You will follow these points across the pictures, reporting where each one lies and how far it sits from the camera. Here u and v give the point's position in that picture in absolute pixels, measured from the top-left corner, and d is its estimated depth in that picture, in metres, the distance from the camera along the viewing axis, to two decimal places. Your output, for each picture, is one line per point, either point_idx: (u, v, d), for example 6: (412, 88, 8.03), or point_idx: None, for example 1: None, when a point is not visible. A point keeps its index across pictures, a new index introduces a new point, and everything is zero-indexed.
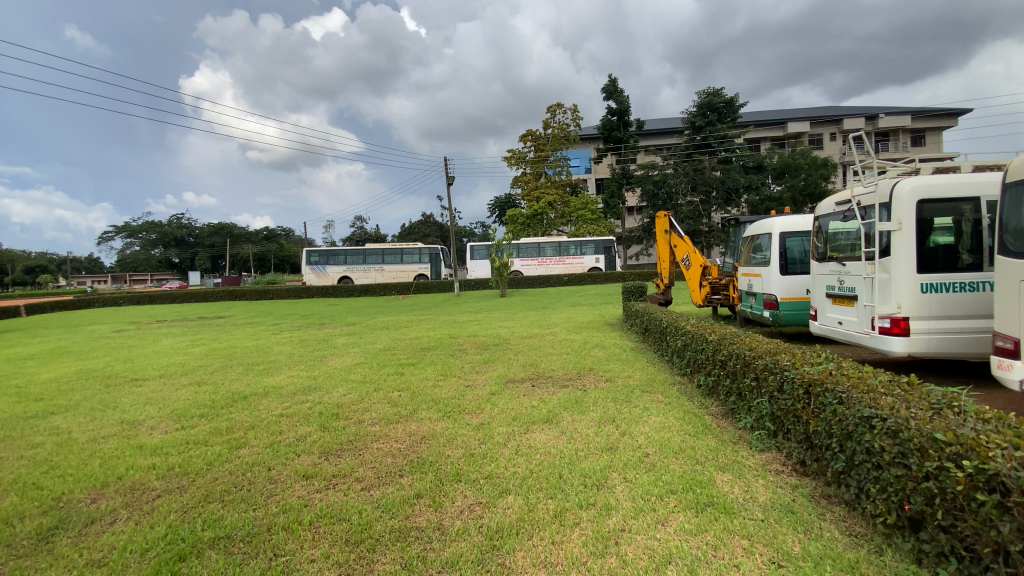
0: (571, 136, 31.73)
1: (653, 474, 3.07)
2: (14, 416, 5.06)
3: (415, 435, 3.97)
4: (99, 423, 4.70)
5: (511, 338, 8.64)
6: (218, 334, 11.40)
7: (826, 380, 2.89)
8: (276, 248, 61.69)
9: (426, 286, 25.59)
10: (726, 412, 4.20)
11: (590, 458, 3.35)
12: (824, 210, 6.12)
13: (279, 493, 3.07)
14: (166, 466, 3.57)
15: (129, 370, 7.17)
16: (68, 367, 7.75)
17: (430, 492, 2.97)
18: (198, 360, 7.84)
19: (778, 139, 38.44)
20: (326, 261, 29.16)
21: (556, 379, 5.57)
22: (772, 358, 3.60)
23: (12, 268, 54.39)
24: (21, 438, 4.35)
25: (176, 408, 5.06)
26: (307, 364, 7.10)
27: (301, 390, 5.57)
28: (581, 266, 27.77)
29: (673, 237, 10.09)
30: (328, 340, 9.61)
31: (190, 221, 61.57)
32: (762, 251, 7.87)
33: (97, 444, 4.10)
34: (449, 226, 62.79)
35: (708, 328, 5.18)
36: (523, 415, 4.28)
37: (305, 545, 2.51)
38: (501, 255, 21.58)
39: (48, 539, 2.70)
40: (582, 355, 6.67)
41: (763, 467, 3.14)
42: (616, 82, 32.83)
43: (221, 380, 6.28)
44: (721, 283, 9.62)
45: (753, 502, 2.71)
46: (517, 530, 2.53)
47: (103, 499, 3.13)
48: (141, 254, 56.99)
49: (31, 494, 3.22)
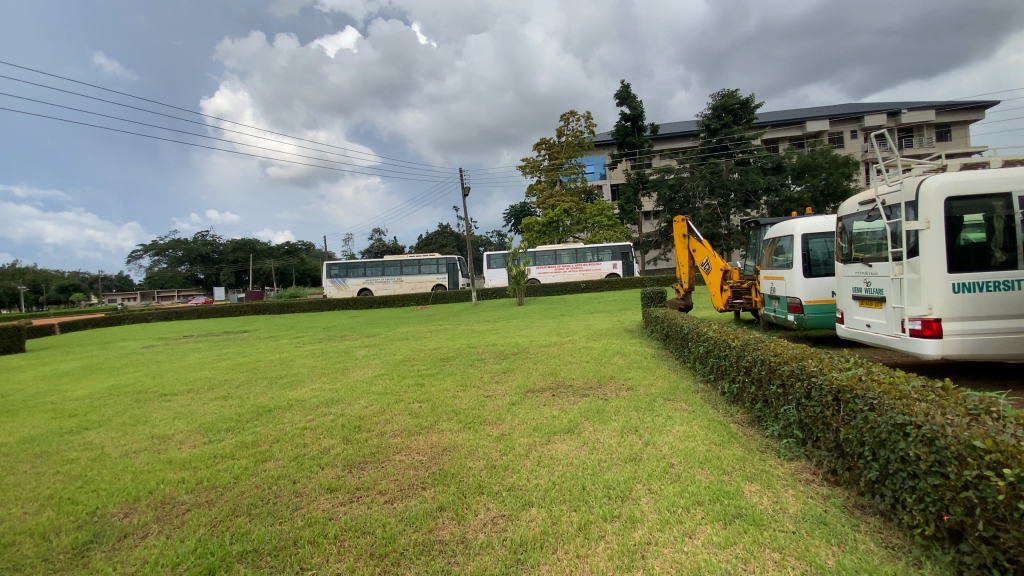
0: (585, 143, 31.88)
1: (679, 485, 3.01)
2: (52, 432, 5.23)
3: (437, 446, 3.98)
4: (131, 438, 4.83)
5: (530, 346, 8.62)
6: (242, 348, 11.63)
7: (856, 386, 2.81)
8: (297, 262, 63.50)
9: (444, 296, 25.80)
10: (752, 420, 4.13)
11: (613, 469, 3.30)
12: (848, 210, 5.97)
13: (305, 507, 3.10)
14: (195, 481, 3.64)
15: (158, 386, 7.32)
16: (100, 384, 7.97)
17: (452, 505, 2.97)
18: (224, 373, 8.03)
19: (796, 139, 37.89)
20: (345, 273, 29.69)
21: (576, 388, 5.52)
22: (798, 364, 3.51)
23: (47, 287, 56.84)
24: (57, 454, 4.50)
25: (204, 422, 5.16)
26: (329, 376, 7.20)
27: (324, 403, 5.64)
28: (598, 273, 27.58)
29: (691, 241, 9.93)
30: (350, 352, 9.71)
31: (215, 238, 63.46)
32: (785, 253, 7.73)
33: (129, 459, 4.22)
34: (466, 236, 63.92)
35: (732, 334, 5.09)
36: (544, 426, 4.24)
37: (331, 559, 2.53)
38: (518, 263, 21.66)
39: (83, 552, 2.78)
40: (603, 364, 6.60)
41: (793, 476, 3.06)
42: (629, 88, 32.96)
43: (248, 393, 6.39)
44: (743, 287, 9.49)
45: (784, 512, 2.64)
46: (541, 543, 2.51)
47: (135, 513, 3.20)
48: (169, 271, 58.98)
49: (66, 508, 3.31)
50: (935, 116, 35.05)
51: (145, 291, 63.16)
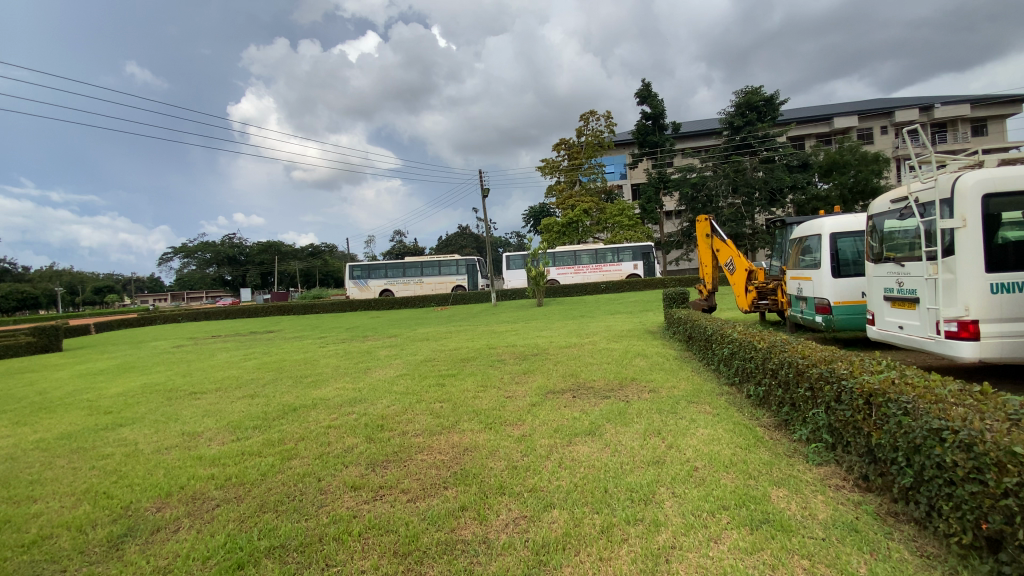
0: (605, 143, 31.69)
1: (704, 489, 2.96)
2: (88, 428, 5.43)
3: (459, 446, 4.00)
4: (163, 435, 4.99)
5: (550, 347, 8.60)
6: (268, 348, 11.87)
7: (888, 390, 2.72)
8: (321, 264, 64.73)
9: (463, 297, 25.93)
10: (778, 423, 4.04)
11: (636, 471, 3.27)
12: (879, 208, 5.80)
13: (330, 504, 3.15)
14: (224, 477, 3.74)
15: (188, 385, 7.54)
16: (133, 382, 8.25)
17: (474, 505, 2.98)
18: (251, 372, 8.22)
19: (823, 136, 36.96)
20: (367, 274, 30.08)
21: (597, 389, 5.49)
22: (827, 366, 3.42)
23: (83, 289, 58.97)
24: (93, 449, 4.68)
25: (232, 420, 5.29)
26: (352, 376, 7.32)
27: (348, 402, 5.73)
28: (618, 273, 27.34)
29: (715, 241, 9.77)
30: (372, 352, 9.85)
31: (242, 240, 65.04)
32: (812, 253, 7.54)
33: (161, 455, 4.36)
34: (486, 238, 64.21)
35: (757, 336, 4.99)
36: (565, 427, 4.23)
37: (355, 556, 2.56)
38: (538, 264, 21.63)
39: (118, 545, 2.88)
40: (625, 365, 6.53)
41: (822, 482, 2.99)
42: (650, 86, 32.64)
43: (273, 392, 6.53)
44: (768, 288, 9.29)
45: (813, 519, 2.57)
46: (564, 545, 2.50)
47: (167, 507, 3.31)
48: (198, 273, 60.63)
49: (102, 502, 3.44)
50: (970, 110, 33.79)
51: (176, 293, 65.10)
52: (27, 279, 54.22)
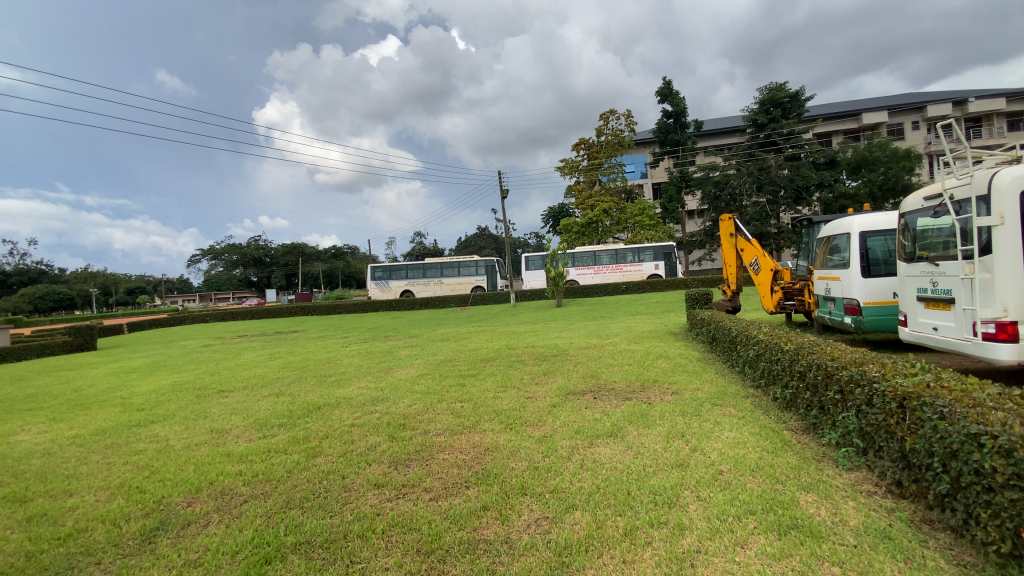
0: (625, 142, 31.44)
1: (729, 493, 2.91)
2: (122, 424, 5.62)
3: (479, 446, 4.01)
4: (193, 431, 5.14)
5: (570, 348, 8.56)
6: (293, 348, 12.10)
7: (923, 393, 2.63)
8: (343, 265, 65.82)
9: (483, 298, 26.01)
10: (806, 427, 3.94)
11: (659, 474, 3.23)
12: (912, 205, 5.61)
13: (354, 502, 3.19)
14: (251, 473, 3.82)
15: (216, 383, 7.74)
16: (164, 380, 8.50)
17: (496, 505, 2.99)
18: (276, 371, 8.39)
19: (851, 132, 35.97)
20: (388, 275, 30.41)
21: (618, 391, 5.44)
22: (858, 369, 3.33)
23: (116, 290, 61.02)
24: (127, 445, 4.84)
25: (259, 418, 5.42)
26: (374, 375, 7.41)
27: (370, 401, 5.80)
28: (639, 274, 27.05)
29: (739, 241, 9.61)
30: (393, 352, 9.95)
31: (267, 243, 66.49)
32: (841, 252, 7.35)
33: (191, 451, 4.49)
34: (505, 239, 64.35)
35: (784, 337, 4.88)
36: (586, 429, 4.20)
37: (379, 553, 2.59)
38: (557, 264, 21.56)
39: (151, 538, 2.97)
40: (646, 367, 6.46)
41: (853, 488, 2.90)
42: (671, 84, 32.27)
43: (298, 391, 6.65)
44: (794, 288, 9.08)
45: (844, 525, 2.50)
46: (586, 547, 2.48)
47: (198, 503, 3.40)
48: (225, 275, 62.15)
49: (136, 497, 3.55)
50: (1007, 104, 32.49)
51: (204, 294, 66.91)
52: (65, 280, 56.42)
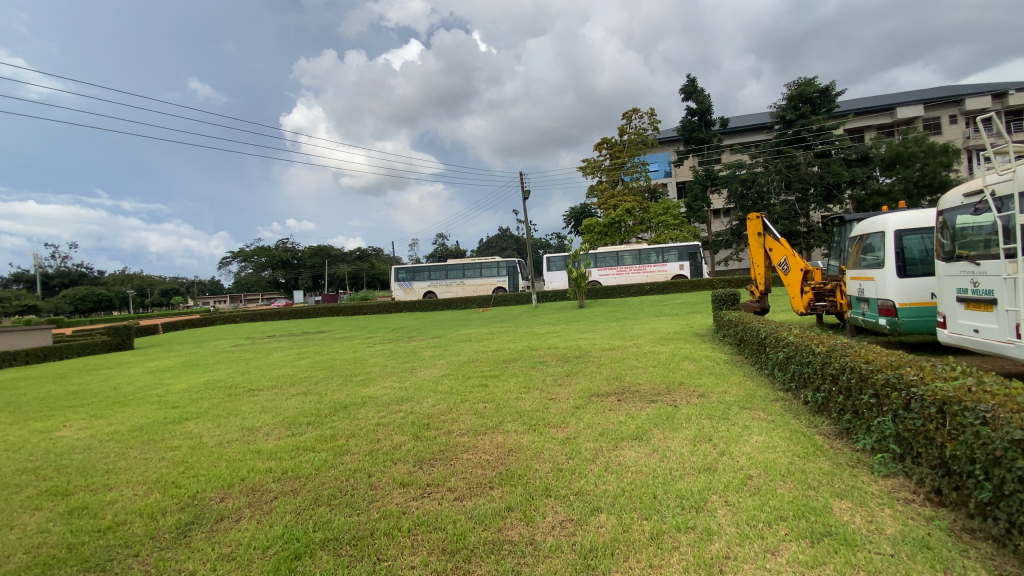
0: (648, 141, 31.11)
1: (759, 498, 2.84)
2: (158, 421, 5.83)
3: (503, 447, 4.02)
4: (224, 429, 5.29)
5: (593, 350, 8.49)
6: (319, 348, 12.32)
7: (964, 398, 2.53)
8: (367, 267, 66.88)
9: (505, 298, 26.06)
10: (839, 431, 3.83)
11: (686, 478, 3.18)
12: (950, 202, 5.40)
13: (380, 500, 3.24)
14: (281, 470, 3.91)
15: (246, 382, 7.94)
16: (196, 379, 8.77)
17: (521, 506, 2.99)
18: (304, 371, 8.58)
19: (884, 127, 34.81)
20: (411, 276, 30.73)
21: (643, 393, 5.38)
22: (895, 372, 3.22)
23: (152, 291, 63.26)
24: (163, 441, 5.01)
25: (287, 416, 5.54)
26: (399, 375, 7.50)
27: (395, 401, 5.86)
28: (663, 274, 26.65)
29: (767, 240, 9.40)
30: (417, 352, 10.05)
31: (294, 245, 68.00)
32: (875, 251, 7.12)
33: (223, 448, 4.62)
34: (527, 239, 64.36)
35: (816, 339, 4.75)
36: (611, 431, 4.17)
37: (405, 552, 2.62)
38: (579, 265, 21.44)
39: (186, 532, 3.07)
40: (671, 369, 6.37)
41: (889, 495, 2.80)
42: (695, 81, 31.80)
43: (325, 390, 6.78)
44: (826, 288, 8.80)
45: (880, 534, 2.42)
46: (612, 550, 2.47)
47: (230, 498, 3.50)
48: (254, 277, 63.78)
49: (172, 491, 3.68)
50: None
51: (234, 295, 68.81)
52: (105, 283, 58.85)
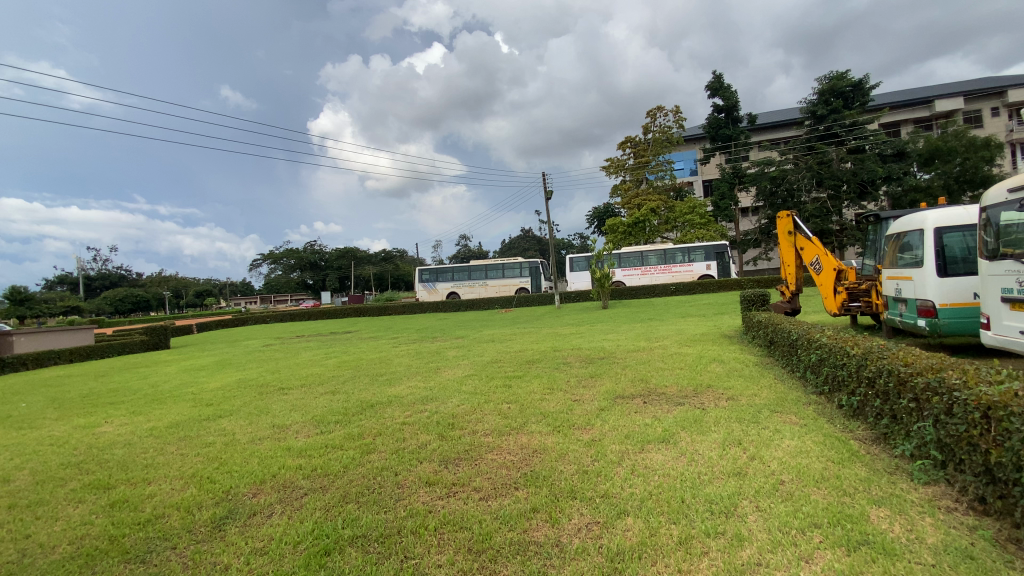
0: (673, 139, 30.70)
1: (792, 504, 2.77)
2: (193, 418, 6.04)
3: (527, 448, 4.02)
4: (256, 426, 5.44)
5: (618, 351, 8.42)
6: (346, 348, 12.55)
7: (1011, 403, 2.41)
8: (393, 268, 67.98)
9: (527, 299, 26.08)
10: (876, 436, 3.70)
11: (715, 483, 3.12)
12: (994, 198, 5.16)
13: (407, 498, 3.28)
14: (310, 467, 4.01)
15: (276, 381, 8.16)
16: (229, 378, 9.05)
17: (546, 507, 2.98)
18: (331, 370, 8.74)
19: (922, 121, 33.53)
20: (435, 278, 31.03)
21: (670, 396, 5.29)
22: (936, 375, 3.08)
23: (187, 293, 65.57)
24: (198, 437, 5.19)
25: (316, 414, 5.67)
26: (423, 375, 7.59)
27: (420, 400, 5.93)
28: (689, 274, 26.20)
29: (798, 239, 9.16)
30: (441, 353, 10.15)
31: (321, 247, 69.53)
32: (913, 250, 6.86)
33: (255, 445, 4.76)
34: (550, 240, 64.25)
35: (850, 341, 4.60)
36: (637, 434, 4.12)
37: (432, 550, 2.65)
38: (603, 266, 21.28)
39: (221, 526, 3.16)
40: (699, 371, 6.27)
41: (930, 503, 2.69)
42: (722, 78, 31.24)
43: (352, 389, 6.90)
44: (861, 289, 8.47)
45: (920, 543, 2.33)
46: (639, 554, 2.44)
47: (262, 494, 3.60)
48: (283, 278, 65.44)
49: (207, 486, 3.81)
50: None
51: (264, 296, 70.73)
52: (142, 284, 61.23)
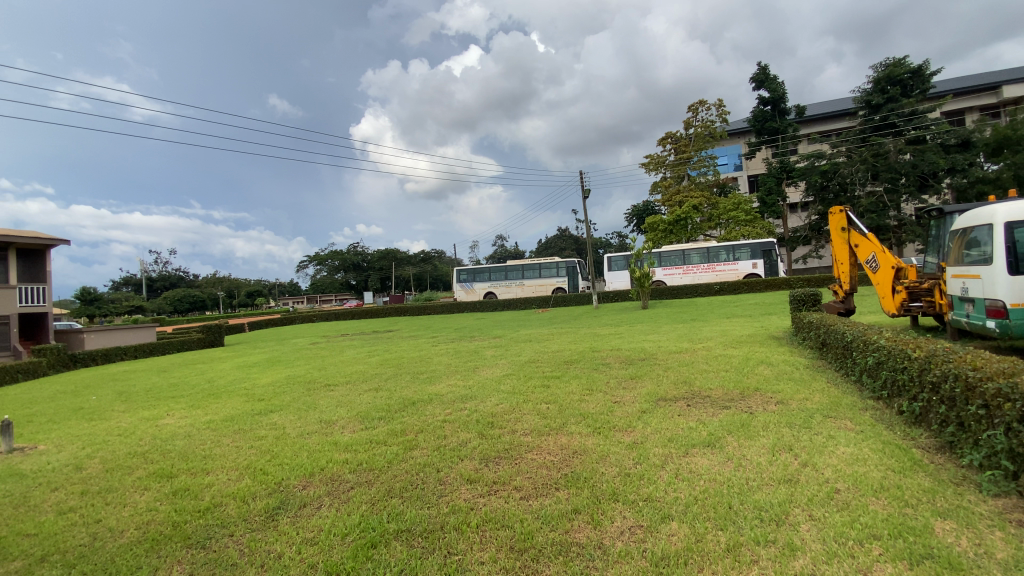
0: (716, 133, 29.81)
1: (848, 514, 2.65)
2: (247, 412, 6.35)
3: (567, 449, 4.01)
4: (305, 421, 5.66)
5: (659, 352, 8.26)
6: (388, 346, 12.86)
7: None
8: (432, 269, 69.24)
9: (565, 299, 25.94)
10: (941, 445, 3.47)
11: (764, 489, 3.02)
12: None
13: (449, 495, 3.34)
14: (356, 462, 4.14)
15: (323, 377, 8.46)
16: (279, 374, 9.46)
17: (588, 509, 2.97)
18: (374, 368, 9.00)
19: (989, 108, 31.25)
20: (472, 278, 31.34)
21: (714, 399, 5.14)
22: (1009, 381, 2.86)
23: (239, 293, 68.85)
24: (252, 431, 5.45)
25: (361, 411, 5.84)
26: (463, 374, 7.69)
27: (460, 398, 6.02)
28: (734, 273, 25.34)
29: (853, 235, 8.72)
30: (479, 352, 10.25)
31: (363, 249, 71.58)
32: (981, 246, 6.40)
33: (304, 439, 4.95)
34: (587, 239, 63.75)
35: (911, 343, 4.34)
36: (680, 437, 4.04)
37: (474, 547, 2.69)
38: (643, 265, 20.92)
39: (274, 516, 3.32)
40: (745, 373, 6.07)
41: (1002, 517, 2.51)
42: (768, 69, 30.08)
43: (394, 387, 7.09)
44: (923, 288, 7.92)
45: (990, 559, 2.18)
46: (685, 560, 2.39)
47: (312, 486, 3.75)
48: (328, 279, 67.73)
49: (261, 477, 4.00)
50: None
51: (310, 296, 73.46)
52: (199, 285, 64.79)
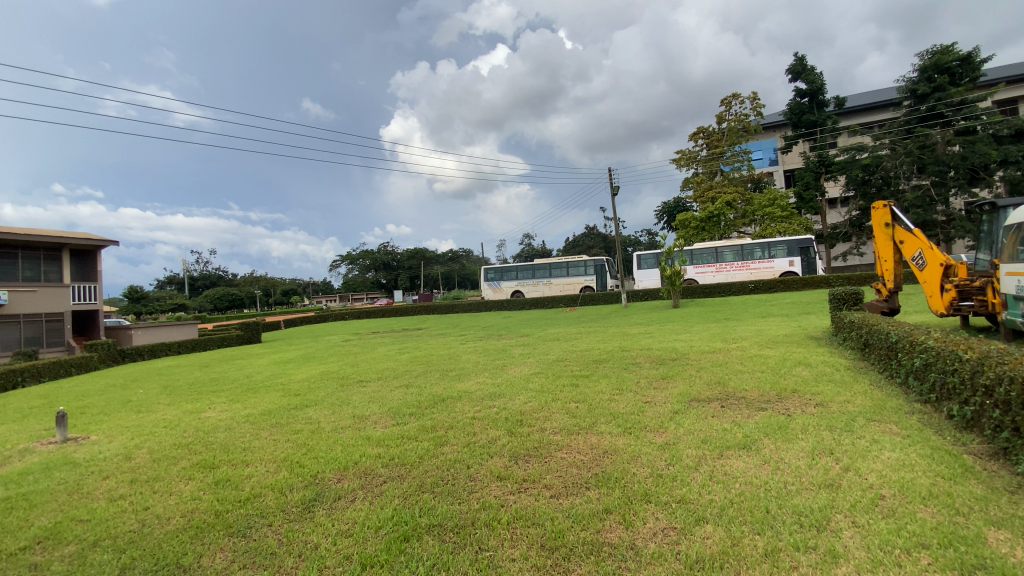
0: (750, 127, 28.99)
1: (894, 522, 2.54)
2: (284, 407, 6.56)
3: (598, 448, 3.98)
4: (338, 416, 5.80)
5: (690, 352, 8.11)
6: (417, 344, 13.04)
7: None
8: (460, 268, 69.86)
9: (593, 298, 25.73)
10: (995, 452, 3.29)
11: (803, 494, 2.93)
12: None
13: (479, 491, 3.37)
14: (388, 457, 4.22)
15: (355, 374, 8.65)
16: (313, 370, 9.71)
17: (619, 509, 2.95)
18: (404, 365, 9.14)
19: None
20: (500, 276, 31.43)
21: (750, 400, 5.01)
22: None
23: (274, 292, 71.09)
24: (288, 425, 5.62)
25: (392, 407, 5.95)
26: (491, 372, 7.73)
27: (489, 396, 6.06)
28: (770, 271, 24.56)
29: (897, 231, 8.33)
30: (507, 350, 10.26)
31: (393, 249, 72.78)
32: None
33: (338, 433, 5.08)
34: (616, 238, 63.04)
35: (962, 345, 4.12)
36: (714, 439, 3.95)
37: (505, 544, 2.71)
38: (673, 263, 20.54)
39: (310, 508, 3.42)
40: (782, 375, 5.88)
41: None
42: (804, 59, 29.09)
43: (424, 384, 7.19)
44: (974, 287, 7.49)
45: None
46: (720, 564, 2.35)
47: (346, 480, 3.85)
48: (359, 278, 69.16)
49: (297, 470, 4.13)
50: None
51: (343, 295, 75.21)
52: (237, 284, 67.19)
